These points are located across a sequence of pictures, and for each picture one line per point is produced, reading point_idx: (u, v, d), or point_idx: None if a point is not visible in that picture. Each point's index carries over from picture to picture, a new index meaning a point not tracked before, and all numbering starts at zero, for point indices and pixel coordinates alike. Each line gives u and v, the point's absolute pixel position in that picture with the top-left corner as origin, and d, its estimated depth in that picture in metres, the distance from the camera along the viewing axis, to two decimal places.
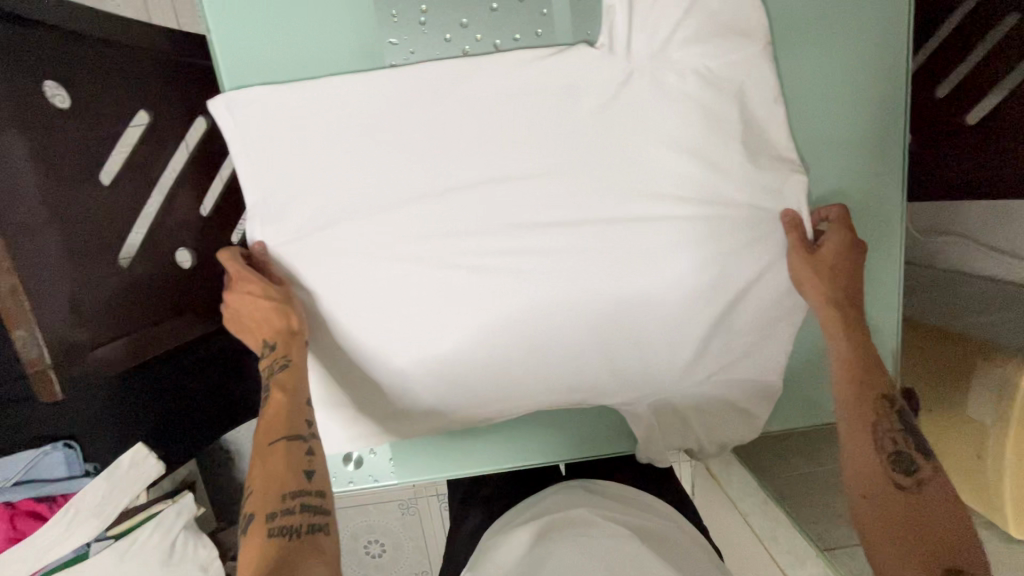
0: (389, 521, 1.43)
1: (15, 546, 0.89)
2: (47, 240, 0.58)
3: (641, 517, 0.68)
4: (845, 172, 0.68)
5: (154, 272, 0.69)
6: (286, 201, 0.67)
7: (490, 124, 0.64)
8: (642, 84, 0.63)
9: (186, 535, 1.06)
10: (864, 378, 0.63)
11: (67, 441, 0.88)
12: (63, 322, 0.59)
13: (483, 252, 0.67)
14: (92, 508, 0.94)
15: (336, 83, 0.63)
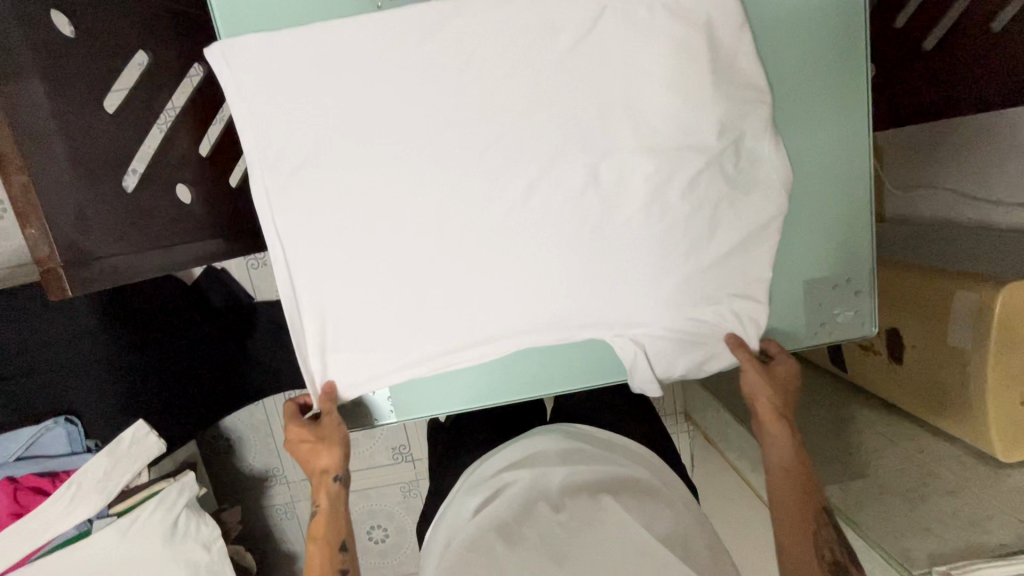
0: (392, 505, 1.43)
1: (16, 521, 0.91)
2: (56, 147, 0.56)
3: (609, 454, 0.83)
4: (819, 105, 0.67)
5: (155, 199, 0.68)
6: (284, 146, 0.67)
7: (477, 63, 0.64)
8: (614, 21, 0.63)
9: (188, 513, 1.05)
10: (807, 484, 0.66)
11: (69, 416, 0.94)
12: (74, 229, 0.55)
13: (470, 200, 0.68)
14: (94, 482, 0.95)
15: (333, 26, 0.64)
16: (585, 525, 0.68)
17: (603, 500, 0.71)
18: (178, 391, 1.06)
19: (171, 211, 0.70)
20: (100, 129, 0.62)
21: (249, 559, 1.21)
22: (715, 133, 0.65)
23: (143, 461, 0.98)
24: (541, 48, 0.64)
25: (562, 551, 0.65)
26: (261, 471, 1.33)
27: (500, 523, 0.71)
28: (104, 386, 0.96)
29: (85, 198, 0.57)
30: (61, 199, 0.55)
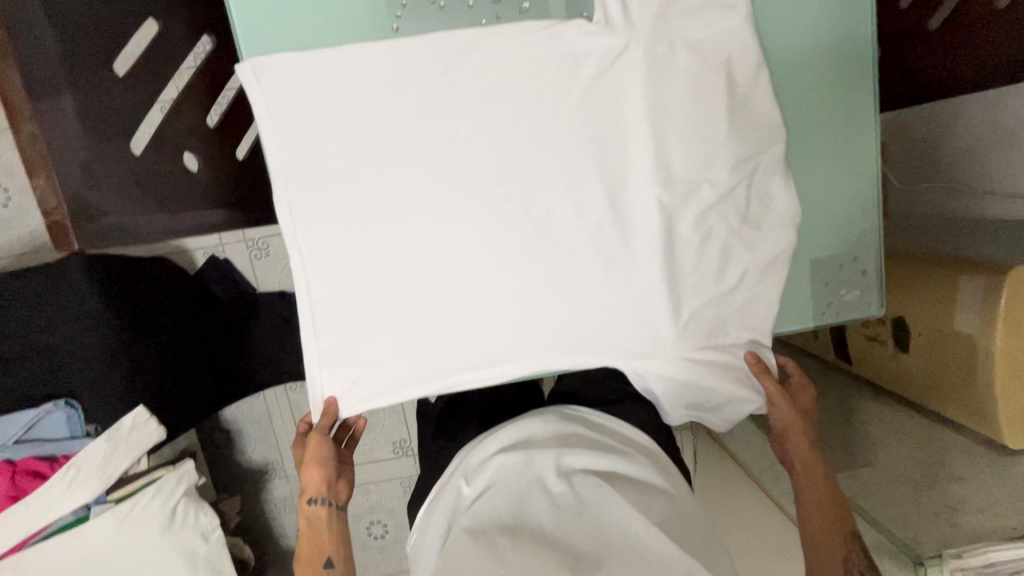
0: (392, 500, 1.41)
1: (14, 504, 0.90)
2: (66, 105, 0.66)
3: (605, 438, 0.82)
4: (826, 91, 0.66)
5: (163, 163, 0.74)
6: (303, 161, 0.63)
7: (505, 89, 0.61)
8: (637, 57, 0.60)
9: (186, 503, 1.03)
10: (840, 512, 0.68)
11: (69, 399, 0.95)
12: (82, 184, 0.70)
13: (495, 233, 0.64)
14: (93, 469, 0.94)
15: (368, 50, 0.59)
16: (587, 519, 0.69)
17: (605, 489, 0.71)
18: (178, 379, 1.04)
19: (177, 177, 0.75)
20: (114, 96, 0.68)
21: (247, 552, 1.20)
22: (732, 119, 0.62)
23: (143, 448, 0.97)
24: (567, 75, 0.61)
25: (566, 544, 0.66)
26: (260, 465, 1.32)
27: (502, 516, 0.71)
28: (104, 371, 0.95)
29: (91, 151, 0.69)
30: (66, 153, 0.67)
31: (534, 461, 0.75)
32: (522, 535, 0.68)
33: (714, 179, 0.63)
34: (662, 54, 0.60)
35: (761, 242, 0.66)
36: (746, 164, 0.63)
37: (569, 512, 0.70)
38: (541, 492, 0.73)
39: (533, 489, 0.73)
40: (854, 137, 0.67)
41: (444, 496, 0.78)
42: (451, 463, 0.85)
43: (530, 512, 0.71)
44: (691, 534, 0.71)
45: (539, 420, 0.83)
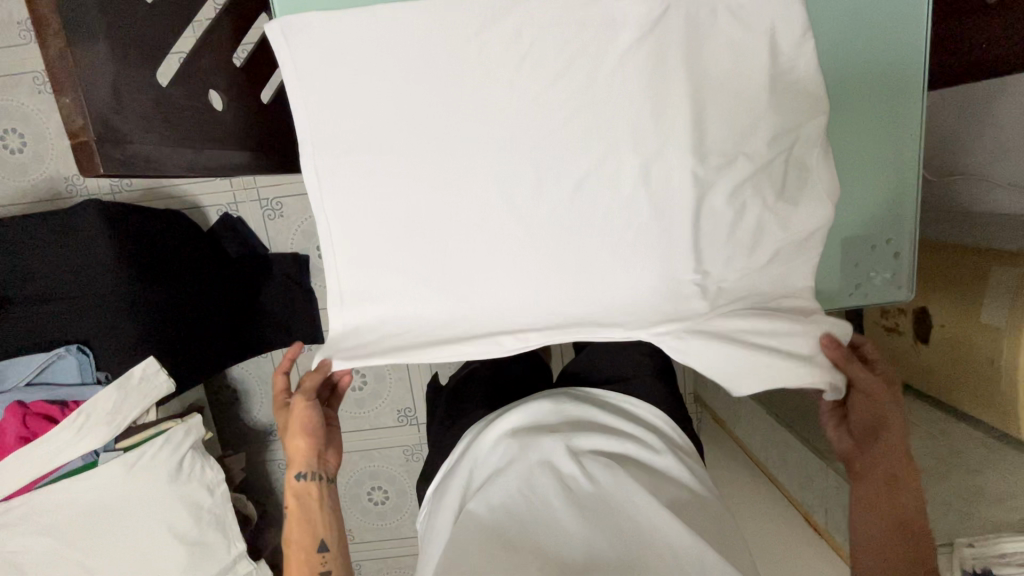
0: (393, 467, 1.42)
1: (25, 446, 0.91)
2: (91, 25, 0.52)
3: (622, 422, 0.82)
4: (879, 53, 0.63)
5: (193, 103, 0.62)
6: (330, 121, 0.60)
7: (542, 55, 0.57)
8: (677, 23, 0.56)
9: (194, 454, 1.04)
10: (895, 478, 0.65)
11: (81, 345, 0.94)
12: (107, 106, 0.52)
13: (524, 211, 0.62)
14: (103, 415, 0.95)
15: (402, 11, 0.56)
16: (601, 501, 0.68)
17: (618, 475, 0.71)
18: (186, 331, 1.04)
19: (203, 115, 0.63)
20: (137, 19, 0.58)
21: (248, 507, 1.22)
22: (774, 83, 0.59)
23: (152, 398, 0.98)
24: (601, 42, 0.57)
25: (580, 533, 0.65)
26: (265, 425, 1.33)
27: (512, 497, 0.69)
28: (117, 319, 0.94)
29: (119, 75, 0.54)
30: (93, 73, 0.52)
31: (542, 443, 0.75)
32: (534, 519, 0.67)
33: (752, 146, 0.61)
34: (704, 9, 0.56)
35: (796, 218, 0.64)
36: (785, 134, 0.61)
37: (581, 493, 0.69)
38: (551, 474, 0.72)
39: (542, 470, 0.72)
40: (902, 110, 0.65)
41: (456, 475, 0.78)
42: (460, 441, 0.85)
43: (538, 493, 0.70)
44: (706, 518, 0.70)
45: (548, 403, 0.83)
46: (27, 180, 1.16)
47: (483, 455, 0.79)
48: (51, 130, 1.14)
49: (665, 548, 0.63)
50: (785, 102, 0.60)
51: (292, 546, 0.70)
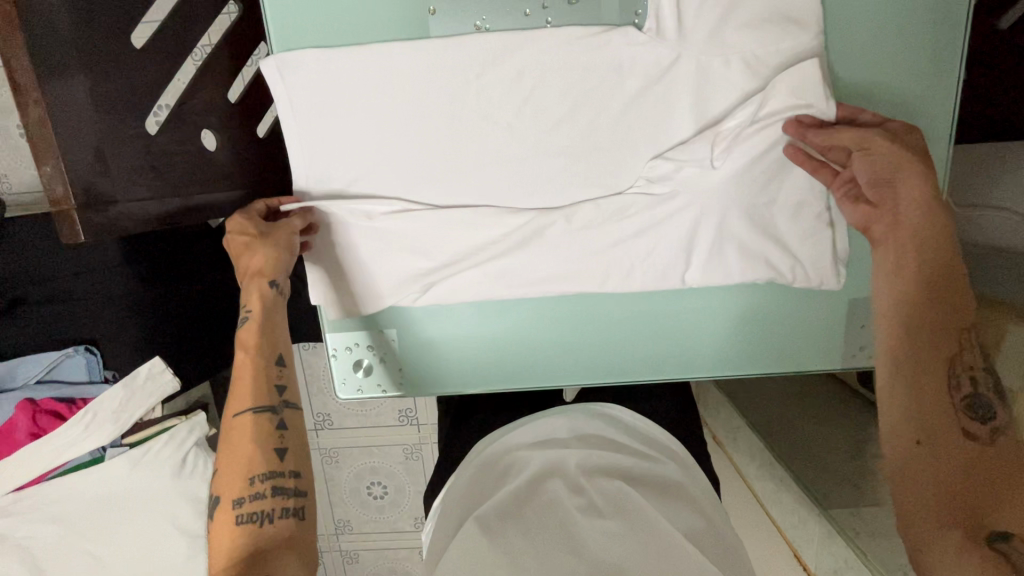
0: (393, 464, 1.44)
1: (35, 442, 0.93)
2: (76, 81, 0.51)
3: (640, 445, 0.72)
4: (897, 107, 0.60)
5: (180, 145, 0.61)
6: (329, 157, 0.60)
7: (547, 103, 0.56)
8: (687, 72, 0.55)
9: (197, 451, 1.06)
10: (937, 293, 0.56)
11: (89, 346, 0.95)
12: (90, 167, 0.52)
13: (517, 249, 0.63)
14: (110, 413, 0.97)
15: (403, 52, 0.54)
16: (616, 515, 0.59)
17: (630, 496, 0.61)
18: (190, 333, 1.05)
19: (196, 160, 0.63)
20: (127, 60, 0.56)
21: None
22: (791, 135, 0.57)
23: (158, 397, 0.99)
24: (607, 90, 0.55)
25: (600, 551, 0.56)
26: None
27: (517, 509, 0.62)
28: (122, 323, 0.96)
29: (104, 133, 0.53)
30: (76, 132, 0.51)
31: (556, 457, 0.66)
32: (540, 543, 0.57)
33: (758, 198, 0.59)
34: (718, 58, 0.54)
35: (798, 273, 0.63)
36: (794, 187, 0.59)
37: (600, 507, 0.60)
38: (564, 484, 0.63)
39: (554, 480, 0.64)
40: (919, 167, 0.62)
41: (460, 479, 0.70)
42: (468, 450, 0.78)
43: (546, 510, 0.61)
44: (724, 550, 0.60)
45: (562, 419, 0.75)
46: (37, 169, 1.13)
47: (492, 462, 0.71)
48: None
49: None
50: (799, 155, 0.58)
51: (242, 374, 0.58)
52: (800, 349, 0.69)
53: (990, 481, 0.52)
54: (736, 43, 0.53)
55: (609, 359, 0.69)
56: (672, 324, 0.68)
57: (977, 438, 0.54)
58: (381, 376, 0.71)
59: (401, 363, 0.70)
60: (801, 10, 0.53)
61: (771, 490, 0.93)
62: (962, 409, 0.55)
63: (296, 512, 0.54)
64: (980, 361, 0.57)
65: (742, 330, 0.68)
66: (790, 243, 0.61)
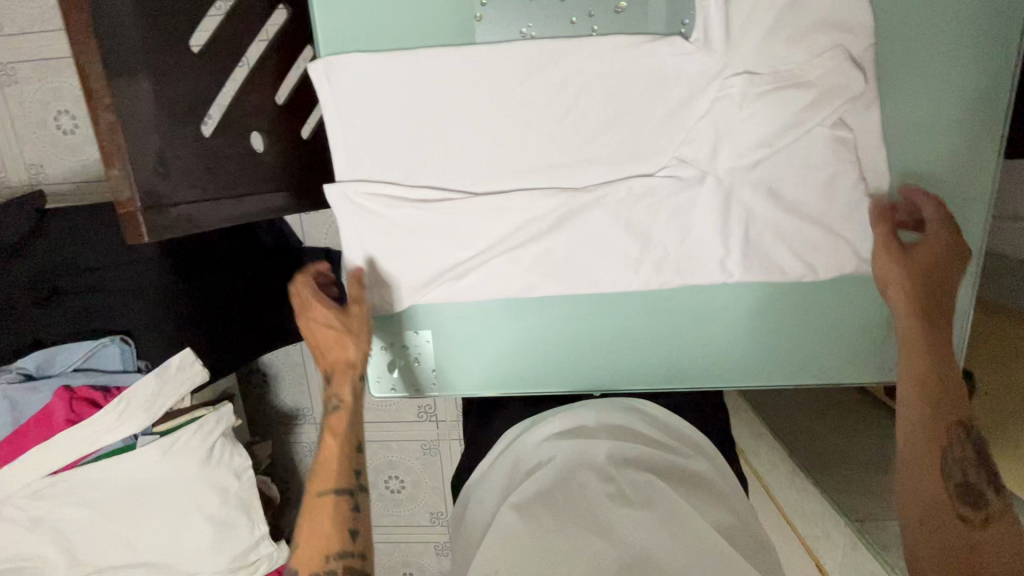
0: (410, 459, 1.45)
1: (70, 428, 0.94)
2: (141, 87, 0.52)
3: (667, 439, 0.72)
4: (944, 120, 0.59)
5: (230, 146, 0.62)
6: (370, 156, 0.60)
7: (590, 110, 0.56)
8: (734, 81, 0.54)
9: (223, 442, 1.08)
10: (938, 398, 0.58)
11: (124, 337, 0.97)
12: (154, 170, 0.53)
13: (557, 257, 0.62)
14: (143, 402, 0.98)
15: (448, 57, 0.55)
16: (644, 503, 0.59)
17: (659, 486, 0.61)
18: (219, 324, 1.07)
19: (244, 160, 0.65)
20: (185, 63, 0.57)
21: (273, 490, 1.27)
22: (838, 147, 0.56)
23: (188, 386, 1.01)
24: (650, 99, 0.55)
25: (630, 536, 0.56)
26: (292, 409, 1.35)
27: (548, 494, 0.62)
28: (155, 316, 0.99)
29: (166, 136, 0.54)
30: (141, 134, 0.51)
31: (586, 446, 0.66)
32: (570, 526, 0.58)
33: (803, 209, 0.58)
34: (767, 67, 0.53)
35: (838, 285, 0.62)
36: (842, 198, 0.58)
37: (628, 495, 0.60)
38: (593, 472, 0.63)
39: (584, 469, 0.64)
40: (963, 184, 0.61)
41: (498, 470, 0.72)
42: (496, 442, 0.78)
43: (577, 498, 0.61)
44: (753, 544, 0.60)
45: (591, 410, 0.73)
46: (75, 161, 1.16)
47: (525, 454, 0.71)
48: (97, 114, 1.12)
49: (723, 565, 0.54)
50: (847, 166, 0.56)
51: (327, 455, 0.65)
52: (836, 362, 0.68)
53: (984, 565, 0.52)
54: (785, 52, 0.53)
55: (641, 366, 0.69)
56: (705, 330, 0.67)
57: (971, 522, 0.54)
58: (411, 377, 0.72)
59: (434, 365, 0.71)
60: (850, 21, 0.52)
61: (796, 502, 0.92)
62: (956, 498, 0.55)
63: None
64: (974, 450, 0.58)
65: (777, 339, 0.67)
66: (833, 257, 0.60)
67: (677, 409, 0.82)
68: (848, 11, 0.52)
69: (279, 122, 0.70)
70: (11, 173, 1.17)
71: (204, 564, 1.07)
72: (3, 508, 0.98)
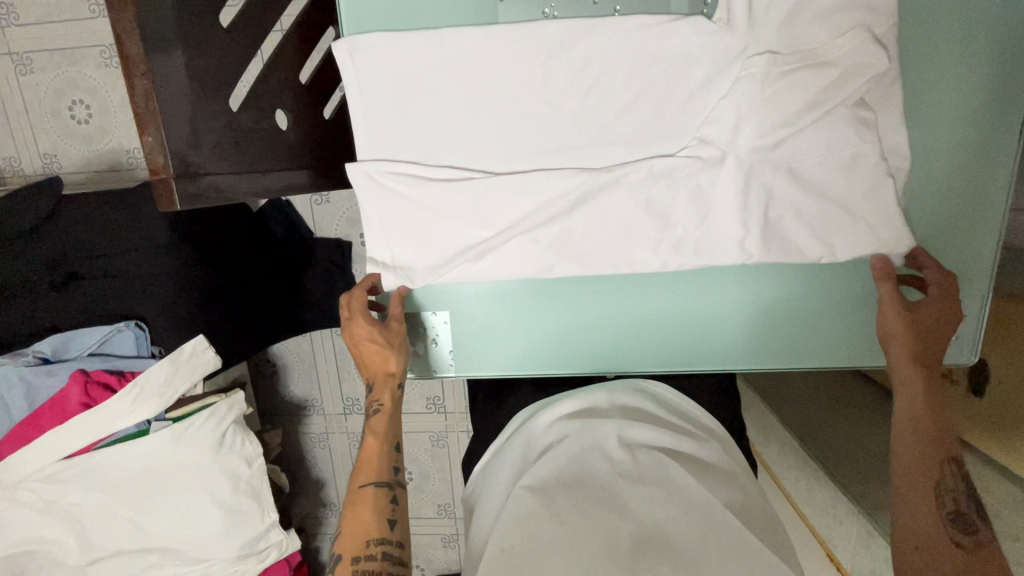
0: (419, 451, 1.44)
1: (86, 411, 0.96)
2: (174, 59, 0.53)
3: (677, 419, 0.72)
4: (968, 102, 0.59)
5: (257, 123, 0.63)
6: (392, 137, 0.61)
7: (610, 90, 0.57)
8: (758, 60, 0.54)
9: (235, 429, 1.08)
10: (936, 433, 0.60)
11: (139, 322, 0.98)
12: (184, 141, 0.54)
13: (575, 238, 0.62)
14: (156, 388, 0.98)
15: (471, 36, 0.56)
16: (655, 482, 0.60)
17: (669, 465, 0.62)
18: (233, 311, 1.07)
19: (270, 136, 0.65)
20: (212, 40, 0.58)
21: (282, 479, 1.27)
22: (859, 127, 0.56)
23: (201, 372, 1.02)
24: (672, 79, 0.56)
25: (640, 513, 0.57)
26: (302, 399, 1.36)
27: (563, 474, 0.62)
28: (169, 300, 0.99)
29: (197, 108, 0.55)
30: (173, 105, 0.52)
31: (596, 426, 0.66)
32: (579, 504, 0.58)
33: (823, 190, 0.59)
34: (788, 48, 0.54)
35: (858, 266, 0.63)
36: (861, 180, 0.58)
37: (639, 475, 0.61)
38: (604, 454, 0.64)
39: (595, 450, 0.64)
40: (986, 165, 0.61)
41: (508, 459, 0.70)
42: (509, 424, 0.78)
43: (589, 478, 0.62)
44: (766, 523, 0.61)
45: (602, 392, 0.73)
46: (92, 150, 1.16)
47: (536, 434, 0.71)
48: (115, 103, 1.13)
49: (733, 544, 0.54)
50: (870, 146, 0.56)
51: (369, 451, 0.67)
52: (849, 344, 0.68)
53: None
54: (807, 32, 0.53)
55: (654, 347, 0.70)
56: (718, 311, 0.68)
57: (963, 545, 0.55)
58: (429, 359, 0.74)
59: (451, 346, 0.73)
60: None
61: (809, 492, 0.93)
62: (947, 520, 0.57)
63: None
64: (965, 486, 0.59)
65: (791, 322, 0.68)
66: (853, 240, 0.60)
67: (693, 394, 0.82)
68: None
69: (303, 102, 0.71)
70: (29, 162, 1.18)
71: (214, 550, 1.08)
72: (18, 491, 0.99)
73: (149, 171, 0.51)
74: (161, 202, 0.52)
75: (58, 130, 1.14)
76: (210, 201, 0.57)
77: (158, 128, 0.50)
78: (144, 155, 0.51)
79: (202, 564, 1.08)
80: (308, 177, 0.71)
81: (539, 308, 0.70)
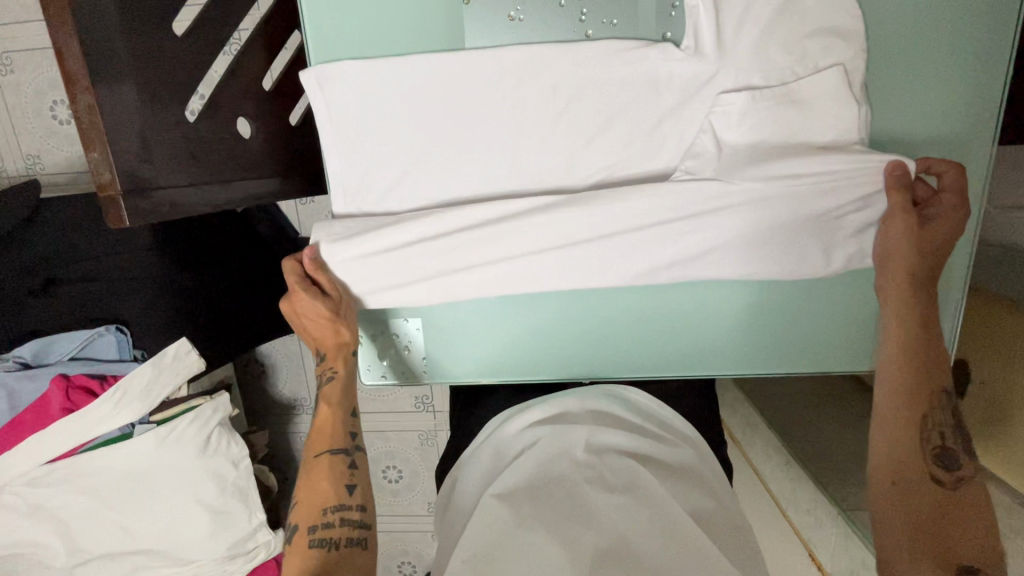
0: (408, 449, 1.43)
1: (67, 417, 0.95)
2: (124, 70, 0.53)
3: (647, 424, 0.72)
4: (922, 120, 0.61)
5: (216, 134, 0.64)
6: (364, 162, 0.65)
7: (580, 110, 0.61)
8: (720, 86, 0.59)
9: (220, 431, 1.08)
10: (926, 370, 0.61)
11: (119, 325, 0.97)
12: (135, 154, 0.54)
13: (551, 247, 0.66)
14: (138, 391, 0.98)
15: (441, 65, 0.60)
16: (623, 488, 0.61)
17: (637, 472, 0.62)
18: (216, 315, 1.07)
19: (232, 145, 0.66)
20: (169, 52, 0.58)
21: (270, 480, 1.27)
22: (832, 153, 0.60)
23: (184, 375, 1.01)
24: (637, 102, 0.60)
25: (609, 519, 0.58)
26: (290, 399, 1.35)
27: (531, 482, 0.62)
28: (152, 303, 0.98)
29: (147, 120, 0.55)
30: (122, 120, 0.53)
31: (567, 433, 0.66)
32: (546, 512, 0.58)
33: None
34: (754, 74, 0.58)
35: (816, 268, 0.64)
36: None
37: (610, 481, 0.61)
38: (573, 461, 0.64)
39: (562, 457, 0.64)
40: None
41: (479, 463, 0.71)
42: (484, 427, 0.78)
43: (557, 483, 0.62)
44: (729, 531, 0.62)
45: (573, 398, 0.73)
46: (73, 150, 1.15)
47: (507, 441, 0.71)
48: None
49: (700, 557, 0.55)
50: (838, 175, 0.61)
51: (324, 421, 0.67)
52: (814, 345, 0.70)
53: (951, 527, 0.56)
54: (764, 59, 0.57)
55: (625, 354, 0.72)
56: (689, 319, 0.70)
57: (943, 482, 0.58)
58: (401, 364, 0.77)
59: (423, 352, 0.76)
60: (831, 27, 0.57)
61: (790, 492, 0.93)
62: (931, 456, 0.59)
63: (361, 542, 0.61)
64: (950, 418, 0.61)
65: (756, 324, 0.70)
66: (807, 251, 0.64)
67: (668, 396, 0.83)
68: (824, 20, 0.57)
69: (269, 111, 0.72)
70: (10, 162, 1.16)
71: (201, 551, 1.08)
72: (4, 494, 0.99)
73: (96, 187, 0.51)
74: (113, 220, 0.53)
75: (38, 130, 1.13)
76: (164, 216, 0.57)
77: (104, 144, 0.50)
78: (90, 171, 0.51)
79: (188, 565, 1.09)
80: (272, 185, 0.72)
81: (502, 313, 0.72)
